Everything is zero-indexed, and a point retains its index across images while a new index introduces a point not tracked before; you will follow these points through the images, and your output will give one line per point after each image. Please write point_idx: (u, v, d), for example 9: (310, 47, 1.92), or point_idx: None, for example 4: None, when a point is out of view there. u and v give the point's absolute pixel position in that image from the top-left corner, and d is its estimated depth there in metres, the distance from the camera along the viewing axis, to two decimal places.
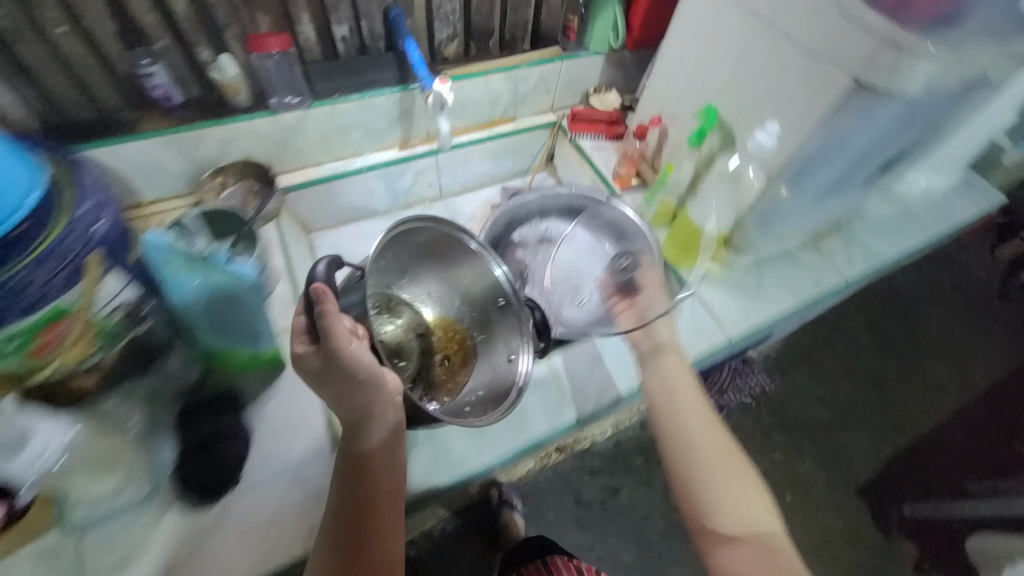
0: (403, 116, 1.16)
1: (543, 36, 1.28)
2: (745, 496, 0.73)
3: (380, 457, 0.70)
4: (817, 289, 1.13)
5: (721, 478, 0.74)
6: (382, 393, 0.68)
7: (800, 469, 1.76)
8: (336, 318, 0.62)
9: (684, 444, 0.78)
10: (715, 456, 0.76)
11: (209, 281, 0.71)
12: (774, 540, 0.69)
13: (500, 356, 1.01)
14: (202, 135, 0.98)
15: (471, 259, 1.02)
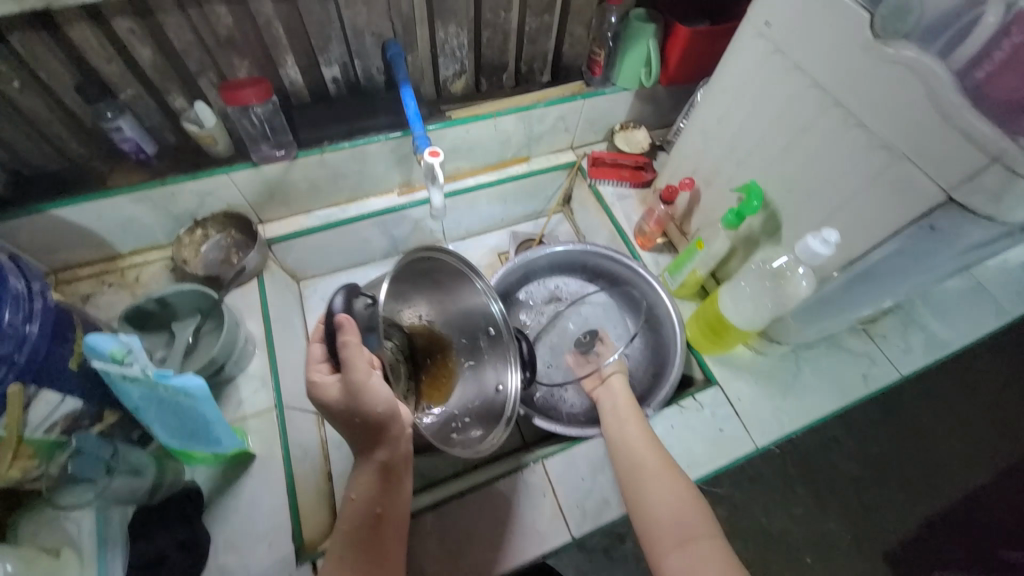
0: (402, 162, 1.05)
1: (564, 68, 1.13)
2: (685, 506, 0.66)
3: (395, 483, 0.64)
4: (864, 384, 0.96)
5: (655, 487, 0.68)
6: (396, 427, 0.62)
7: (826, 531, 1.32)
8: (358, 350, 0.57)
9: (624, 461, 0.73)
10: (653, 468, 0.71)
11: (156, 392, 0.61)
12: (711, 549, 0.61)
13: (486, 382, 0.87)
14: (176, 190, 0.89)
15: (468, 292, 0.85)
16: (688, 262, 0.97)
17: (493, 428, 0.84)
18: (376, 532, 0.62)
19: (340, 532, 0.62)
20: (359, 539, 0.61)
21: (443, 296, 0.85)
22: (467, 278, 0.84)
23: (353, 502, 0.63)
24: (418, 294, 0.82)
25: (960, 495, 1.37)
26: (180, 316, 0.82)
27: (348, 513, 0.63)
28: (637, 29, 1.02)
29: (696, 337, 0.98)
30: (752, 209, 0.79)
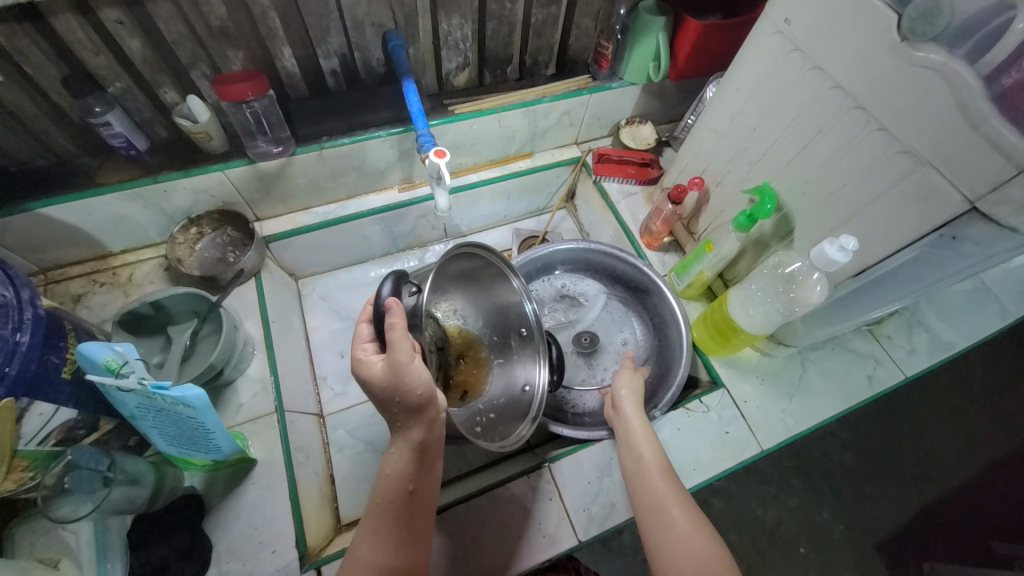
0: (404, 158, 1.02)
1: (570, 61, 1.10)
2: (707, 551, 0.63)
3: (426, 466, 0.63)
4: (869, 387, 0.96)
5: (676, 530, 0.65)
6: (432, 409, 0.60)
7: (820, 523, 1.33)
8: (402, 334, 0.56)
9: (642, 499, 0.70)
10: (675, 508, 0.67)
11: (153, 402, 0.59)
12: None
13: (515, 379, 0.86)
14: (170, 187, 0.86)
15: (503, 292, 0.85)
16: (696, 263, 0.95)
17: (517, 425, 0.83)
18: (409, 508, 0.62)
19: (371, 514, 0.61)
20: (403, 511, 0.61)
21: (477, 291, 0.84)
22: (503, 282, 0.85)
23: (387, 477, 0.62)
24: (455, 288, 0.82)
25: (950, 485, 1.38)
26: (177, 319, 0.79)
27: (383, 493, 0.61)
28: (644, 22, 0.98)
29: (702, 338, 0.97)
30: (765, 212, 0.77)
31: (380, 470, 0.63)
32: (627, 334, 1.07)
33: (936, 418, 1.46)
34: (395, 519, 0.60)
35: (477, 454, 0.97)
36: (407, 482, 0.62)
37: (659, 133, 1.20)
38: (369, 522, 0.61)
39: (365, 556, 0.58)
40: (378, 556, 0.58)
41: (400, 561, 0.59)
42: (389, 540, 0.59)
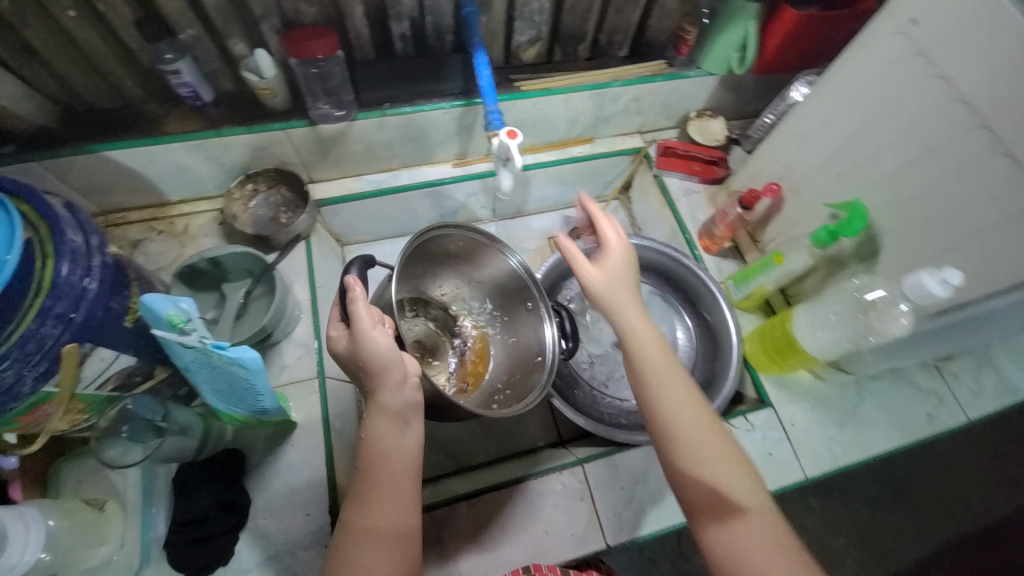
0: (463, 132, 0.99)
1: (646, 44, 1.03)
2: (731, 478, 0.57)
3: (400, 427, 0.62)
4: (925, 426, 0.91)
5: (696, 462, 0.58)
6: (399, 372, 0.60)
7: (841, 550, 1.29)
8: (360, 305, 0.59)
9: (654, 421, 0.61)
10: (696, 437, 0.59)
11: (210, 358, 0.59)
12: (757, 524, 0.55)
13: (528, 354, 0.88)
14: (231, 142, 0.85)
15: (493, 259, 0.88)
16: (761, 275, 0.90)
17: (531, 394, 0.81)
18: (388, 472, 0.60)
19: (363, 479, 0.61)
20: (397, 474, 0.61)
21: (473, 270, 0.91)
22: (485, 250, 0.87)
23: (370, 445, 0.61)
24: (451, 273, 0.92)
25: (987, 531, 1.31)
26: (230, 277, 0.80)
27: (370, 459, 0.60)
28: (736, 8, 0.91)
29: (754, 353, 0.93)
30: (852, 231, 0.72)
31: (365, 438, 0.61)
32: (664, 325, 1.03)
33: (982, 462, 1.38)
34: (384, 482, 0.60)
35: (506, 441, 0.96)
36: (395, 448, 0.61)
37: (730, 129, 1.13)
38: (362, 489, 0.60)
39: (368, 522, 0.58)
40: (381, 520, 0.59)
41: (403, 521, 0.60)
42: (389, 503, 0.59)
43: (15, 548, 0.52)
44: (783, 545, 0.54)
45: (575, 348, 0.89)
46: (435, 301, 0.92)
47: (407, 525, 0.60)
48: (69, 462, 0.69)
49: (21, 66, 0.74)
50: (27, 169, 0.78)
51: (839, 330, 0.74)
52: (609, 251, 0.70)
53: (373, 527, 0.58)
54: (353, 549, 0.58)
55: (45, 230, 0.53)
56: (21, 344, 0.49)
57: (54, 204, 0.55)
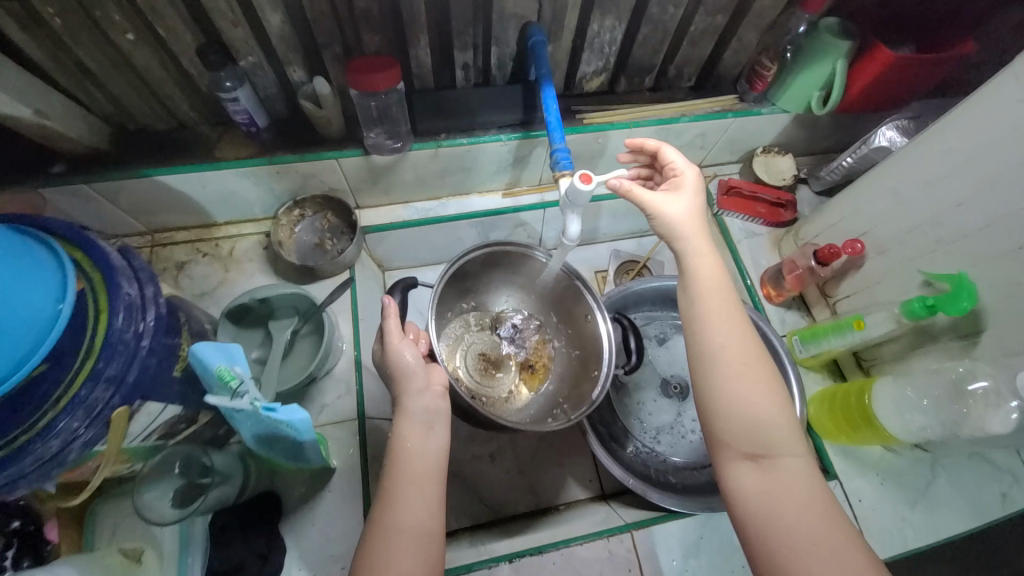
0: (518, 164, 0.95)
1: (716, 76, 0.97)
2: (774, 420, 0.53)
3: (424, 427, 0.60)
4: (1014, 510, 0.81)
5: (739, 397, 0.54)
6: (420, 378, 0.63)
7: None
8: (394, 320, 0.65)
9: (699, 353, 0.57)
10: (745, 374, 0.55)
11: (259, 420, 0.56)
12: (794, 471, 0.51)
13: (588, 367, 0.85)
14: (283, 169, 0.83)
15: (538, 266, 0.87)
16: (834, 337, 0.84)
17: (583, 408, 0.79)
18: (408, 470, 0.57)
19: (387, 477, 0.57)
20: (424, 474, 0.57)
21: (523, 275, 0.91)
22: (527, 257, 0.87)
23: (398, 445, 0.59)
24: (507, 282, 0.94)
25: None
26: (277, 314, 0.78)
27: (396, 457, 0.58)
28: (822, 44, 0.84)
29: (819, 418, 0.86)
30: (958, 309, 0.66)
31: (393, 438, 0.59)
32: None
33: None
34: (406, 482, 0.56)
35: (547, 492, 0.91)
36: (421, 447, 0.58)
37: (798, 167, 1.06)
38: (388, 486, 0.56)
39: (393, 520, 0.54)
40: (407, 518, 0.54)
41: (430, 521, 0.55)
42: (414, 499, 0.55)
43: None
44: (818, 495, 0.50)
45: (632, 365, 0.86)
46: (493, 313, 0.95)
47: (433, 526, 0.55)
48: (105, 502, 0.67)
49: (79, 89, 0.72)
50: (77, 192, 0.77)
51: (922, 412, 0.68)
52: (682, 180, 0.63)
53: (399, 525, 0.53)
54: (376, 549, 0.52)
55: (98, 282, 0.51)
56: (72, 410, 0.47)
57: (109, 251, 0.53)
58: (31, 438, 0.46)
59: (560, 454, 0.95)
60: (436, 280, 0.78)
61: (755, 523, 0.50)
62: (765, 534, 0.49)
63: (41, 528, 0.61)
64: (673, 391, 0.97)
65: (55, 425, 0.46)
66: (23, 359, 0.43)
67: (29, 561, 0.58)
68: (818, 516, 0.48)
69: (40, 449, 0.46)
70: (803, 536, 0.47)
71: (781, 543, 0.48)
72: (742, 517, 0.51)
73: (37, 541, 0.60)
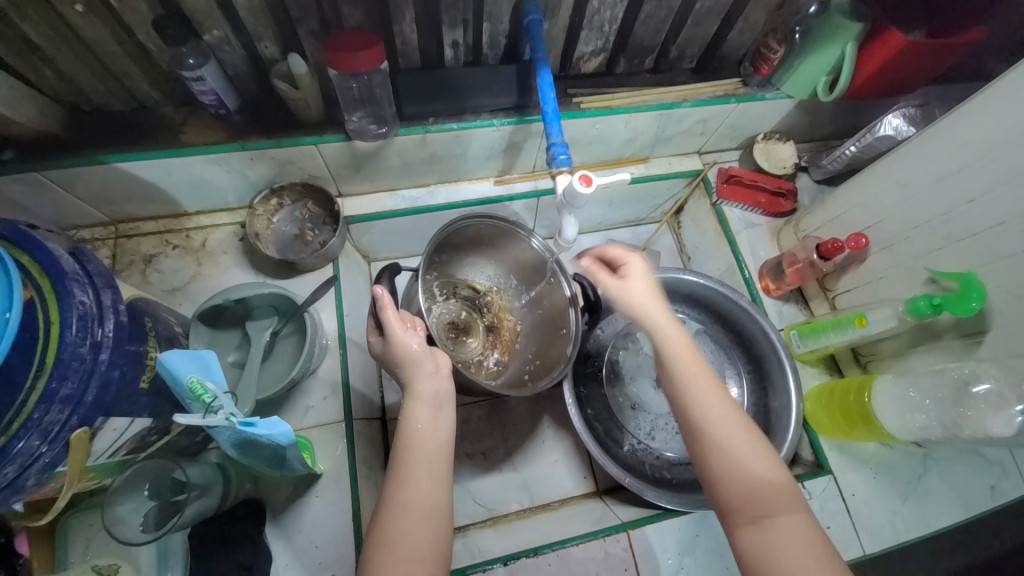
0: (510, 151, 0.90)
1: (719, 58, 0.92)
2: (766, 477, 0.53)
3: (433, 411, 0.61)
4: (994, 505, 0.82)
5: (726, 461, 0.54)
6: (429, 364, 0.63)
7: None
8: (391, 313, 0.62)
9: (684, 423, 0.58)
10: (725, 435, 0.55)
11: (237, 433, 0.52)
12: (794, 529, 0.49)
13: (555, 327, 0.83)
14: (257, 155, 0.76)
15: (514, 241, 0.85)
16: (834, 333, 0.82)
17: (557, 365, 0.78)
18: (419, 453, 0.57)
19: (396, 457, 0.58)
20: (432, 455, 0.58)
21: (498, 253, 0.89)
22: (501, 233, 0.84)
23: (411, 427, 0.59)
24: (482, 258, 0.91)
25: None
26: (254, 314, 0.73)
27: (405, 437, 0.58)
28: (832, 25, 0.79)
29: (816, 413, 0.86)
30: (966, 309, 0.65)
31: (401, 419, 0.60)
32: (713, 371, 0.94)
33: None
34: (417, 463, 0.57)
35: (542, 490, 0.89)
36: (429, 428, 0.59)
37: (799, 155, 1.02)
38: (396, 465, 0.57)
39: (402, 496, 0.54)
40: (416, 494, 0.55)
41: (438, 501, 0.56)
42: (424, 480, 0.56)
43: None
44: (824, 551, 0.48)
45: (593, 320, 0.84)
46: (464, 284, 0.92)
47: (441, 504, 0.55)
48: (76, 514, 0.62)
49: (21, 66, 0.64)
50: (28, 181, 0.69)
51: (925, 412, 0.67)
52: (630, 263, 0.69)
53: (408, 501, 0.54)
54: (385, 523, 0.53)
55: (48, 289, 0.46)
56: (25, 433, 0.42)
57: (58, 253, 0.48)
58: None
59: (554, 450, 0.93)
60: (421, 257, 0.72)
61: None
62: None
63: (11, 540, 0.58)
64: None
65: (10, 448, 0.42)
66: None
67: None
68: None
69: None
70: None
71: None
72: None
73: (7, 555, 0.57)
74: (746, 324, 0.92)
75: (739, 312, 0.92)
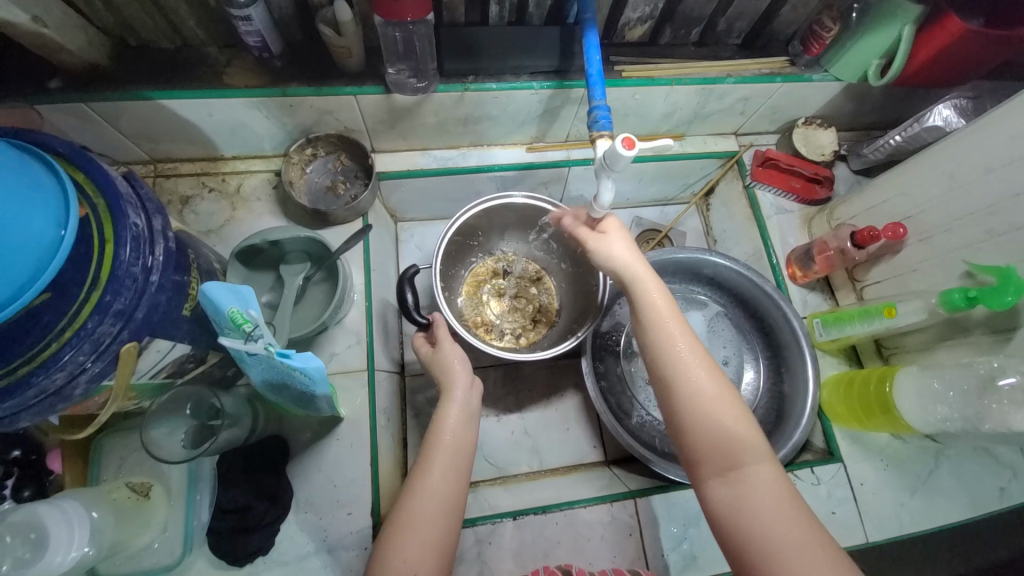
0: (546, 116, 0.89)
1: (767, 35, 0.89)
2: (737, 432, 0.55)
3: (466, 420, 0.65)
4: (1004, 504, 0.82)
5: (696, 411, 0.56)
6: (462, 378, 0.67)
7: None
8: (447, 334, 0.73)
9: (659, 379, 0.60)
10: (699, 393, 0.57)
11: (274, 364, 0.54)
12: (760, 481, 0.53)
13: (587, 285, 0.88)
14: (297, 102, 0.77)
15: (527, 208, 0.88)
16: (858, 323, 0.81)
17: (592, 316, 0.83)
18: (449, 454, 0.61)
19: (423, 452, 0.61)
20: (456, 455, 0.61)
21: (518, 227, 0.94)
22: (513, 204, 0.88)
23: (444, 427, 0.63)
24: (505, 231, 0.96)
25: None
26: (288, 258, 0.75)
27: (434, 436, 0.62)
28: (889, 6, 0.77)
29: (832, 402, 0.86)
30: (1001, 303, 0.64)
31: (435, 416, 0.65)
32: (731, 353, 0.96)
33: None
34: (437, 462, 0.60)
35: (552, 455, 0.91)
36: (458, 434, 0.63)
37: (839, 142, 1.00)
38: (422, 461, 0.61)
39: (421, 486, 0.58)
40: (433, 483, 0.58)
41: (452, 493, 0.59)
42: (444, 477, 0.59)
43: (56, 549, 0.51)
44: (788, 500, 0.52)
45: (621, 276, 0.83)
46: (493, 261, 0.99)
47: (454, 501, 0.58)
48: (109, 436, 0.66)
49: None
50: (75, 111, 0.71)
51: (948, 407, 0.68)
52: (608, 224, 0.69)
53: (426, 489, 0.58)
54: (405, 508, 0.57)
55: (103, 208, 0.47)
56: (77, 343, 0.44)
57: (112, 176, 0.49)
58: (33, 369, 0.44)
59: (566, 418, 0.94)
60: (442, 235, 0.82)
61: (729, 536, 0.52)
62: (745, 546, 0.50)
63: (43, 458, 0.61)
64: None
65: (61, 356, 0.44)
66: (21, 290, 0.40)
67: (33, 490, 0.58)
68: (790, 526, 0.50)
69: (43, 381, 0.44)
70: (775, 539, 0.49)
71: (753, 550, 0.50)
72: (719, 534, 0.53)
73: (39, 471, 0.60)
74: (766, 309, 0.92)
75: (756, 297, 0.92)
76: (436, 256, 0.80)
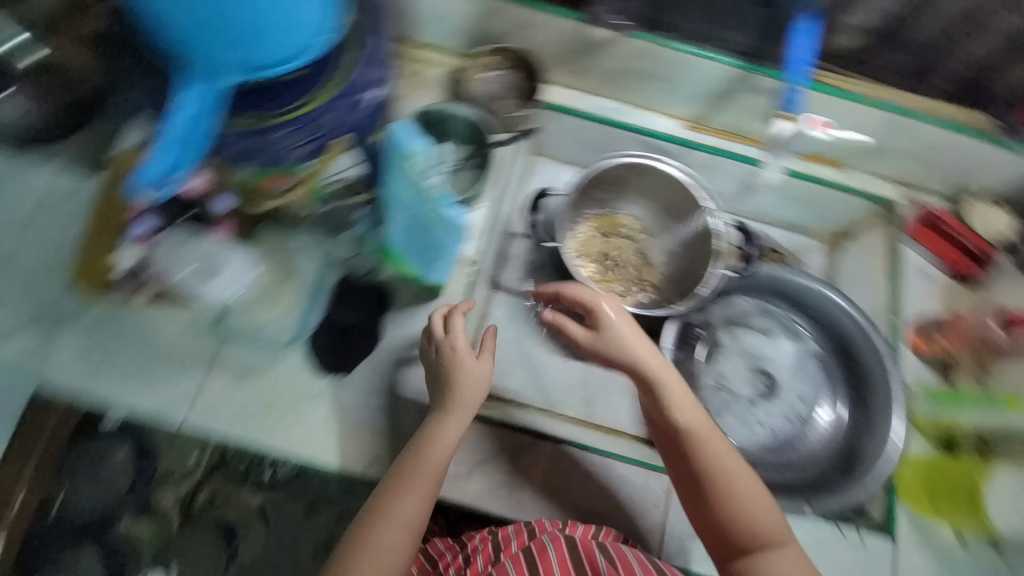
0: (720, 98, 0.89)
1: (982, 91, 0.85)
2: (765, 521, 0.64)
3: (446, 455, 0.66)
4: None
5: (726, 507, 0.64)
6: (469, 398, 0.68)
7: None
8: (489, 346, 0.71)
9: (688, 473, 0.67)
10: (729, 487, 0.65)
11: (423, 208, 0.67)
12: (783, 563, 0.62)
13: (698, 268, 0.88)
14: (503, 9, 0.84)
15: (666, 177, 0.89)
16: (973, 408, 0.84)
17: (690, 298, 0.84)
18: (427, 481, 0.64)
19: (405, 467, 0.65)
20: (434, 476, 0.64)
21: (646, 190, 0.93)
22: (657, 170, 0.89)
23: (435, 448, 0.65)
24: (635, 194, 0.94)
25: None
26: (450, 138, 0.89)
27: (421, 452, 0.65)
28: None
29: (908, 480, 0.82)
30: None
31: (426, 432, 0.66)
32: (808, 392, 0.92)
33: None
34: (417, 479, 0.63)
35: None
36: (444, 457, 0.65)
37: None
38: (402, 475, 0.64)
39: (394, 504, 0.62)
40: (406, 505, 0.62)
41: (417, 518, 0.63)
42: (418, 495, 0.63)
43: (222, 282, 0.74)
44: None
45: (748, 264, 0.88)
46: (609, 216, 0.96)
47: (418, 523, 0.63)
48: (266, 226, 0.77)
49: None
50: None
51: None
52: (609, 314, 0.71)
53: (394, 513, 0.62)
54: (375, 511, 0.62)
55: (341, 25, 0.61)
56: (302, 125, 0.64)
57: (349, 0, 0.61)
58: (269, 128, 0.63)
59: None
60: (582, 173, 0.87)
61: None
62: None
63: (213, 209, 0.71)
64: (760, 387, 0.92)
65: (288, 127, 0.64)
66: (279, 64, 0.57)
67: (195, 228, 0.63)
68: None
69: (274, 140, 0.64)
70: None
71: None
72: None
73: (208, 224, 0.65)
74: (861, 358, 0.88)
75: (860, 346, 0.88)
76: (576, 186, 0.86)
